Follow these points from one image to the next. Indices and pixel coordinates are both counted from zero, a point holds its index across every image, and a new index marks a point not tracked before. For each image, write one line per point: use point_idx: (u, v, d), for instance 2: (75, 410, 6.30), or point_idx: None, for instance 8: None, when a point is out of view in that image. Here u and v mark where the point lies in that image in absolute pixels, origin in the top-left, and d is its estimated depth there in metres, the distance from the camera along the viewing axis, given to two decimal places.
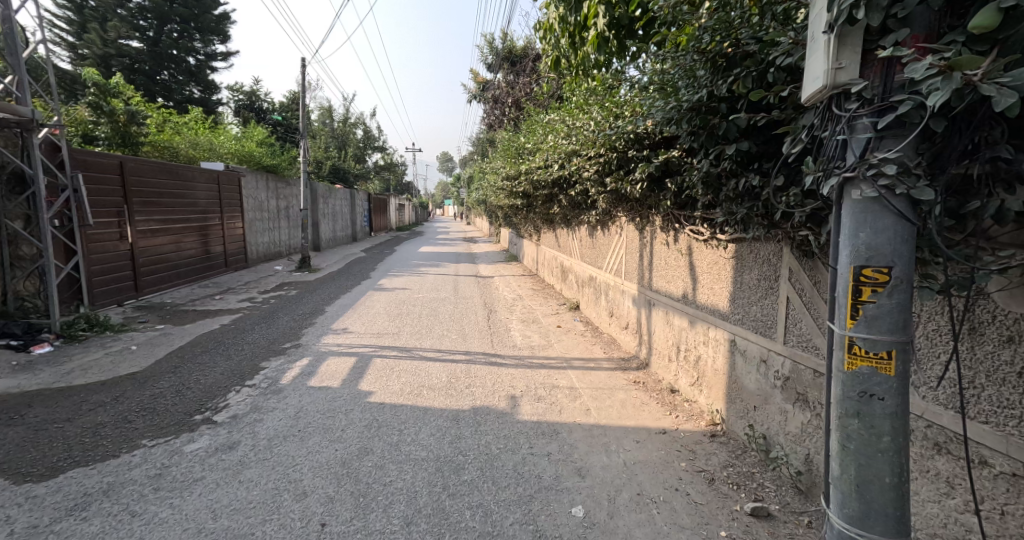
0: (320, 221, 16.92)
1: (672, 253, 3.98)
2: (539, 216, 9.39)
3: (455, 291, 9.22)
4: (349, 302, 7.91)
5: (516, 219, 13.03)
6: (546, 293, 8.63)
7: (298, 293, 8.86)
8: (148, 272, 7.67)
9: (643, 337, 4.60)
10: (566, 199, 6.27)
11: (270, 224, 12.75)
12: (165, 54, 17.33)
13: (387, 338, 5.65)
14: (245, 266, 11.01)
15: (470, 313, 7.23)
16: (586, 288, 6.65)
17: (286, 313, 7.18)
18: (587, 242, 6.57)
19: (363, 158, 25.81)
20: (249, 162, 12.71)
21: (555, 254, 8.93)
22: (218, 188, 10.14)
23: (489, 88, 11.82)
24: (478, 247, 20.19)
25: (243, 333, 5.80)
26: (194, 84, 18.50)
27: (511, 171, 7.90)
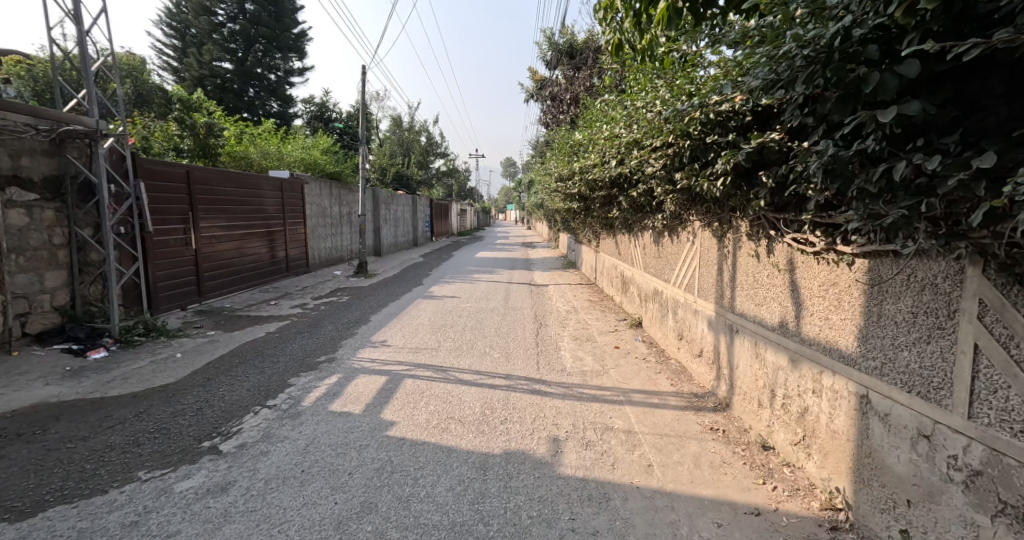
0: (382, 226, 17.02)
1: (762, 269, 3.15)
2: (598, 221, 8.60)
3: (507, 301, 8.61)
4: (395, 311, 7.55)
5: (574, 225, 12.26)
6: (605, 306, 7.81)
7: (347, 299, 8.70)
8: (213, 277, 7.60)
9: (721, 370, 3.76)
10: (627, 201, 5.46)
11: (331, 228, 12.87)
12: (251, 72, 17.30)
13: (424, 354, 5.14)
14: (305, 271, 11.12)
15: (520, 327, 6.58)
16: (650, 303, 5.81)
17: (330, 320, 6.92)
18: (652, 250, 5.73)
19: (426, 165, 26.04)
20: (317, 170, 12.66)
21: (614, 263, 8.11)
22: (284, 194, 10.17)
23: (547, 85, 11.19)
24: (536, 253, 19.55)
25: (281, 343, 5.52)
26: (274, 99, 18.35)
27: (567, 172, 7.16)
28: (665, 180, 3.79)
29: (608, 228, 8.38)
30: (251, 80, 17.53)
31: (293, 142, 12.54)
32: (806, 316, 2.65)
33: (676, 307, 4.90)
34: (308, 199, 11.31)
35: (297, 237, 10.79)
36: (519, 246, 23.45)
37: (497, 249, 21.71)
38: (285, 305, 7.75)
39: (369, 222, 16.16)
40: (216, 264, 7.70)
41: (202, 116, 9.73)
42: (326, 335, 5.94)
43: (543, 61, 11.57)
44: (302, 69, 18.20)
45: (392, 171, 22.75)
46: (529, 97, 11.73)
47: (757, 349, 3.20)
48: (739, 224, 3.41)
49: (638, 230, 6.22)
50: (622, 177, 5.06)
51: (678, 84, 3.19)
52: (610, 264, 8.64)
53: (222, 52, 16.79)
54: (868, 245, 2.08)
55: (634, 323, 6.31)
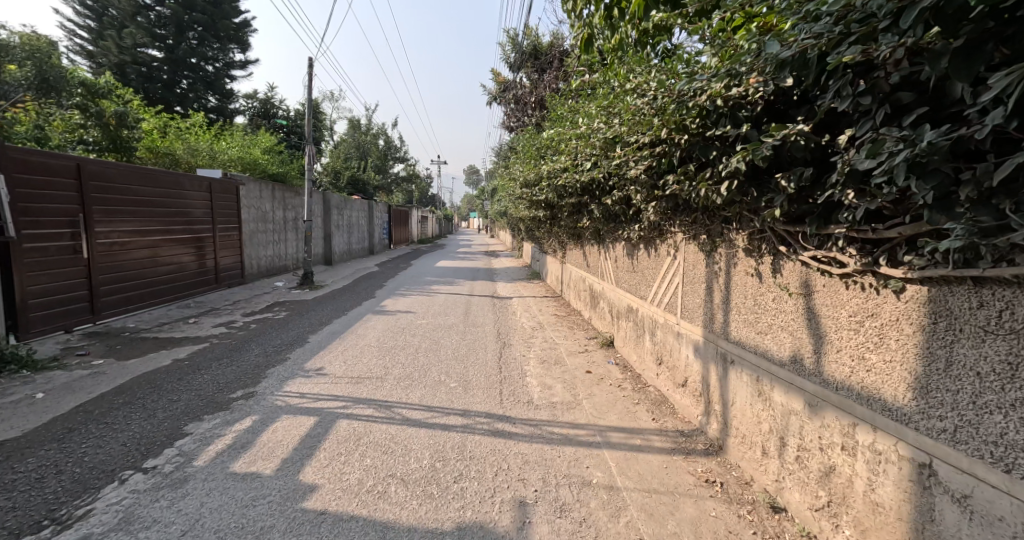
0: (334, 233, 15.96)
1: (763, 291, 2.59)
2: (565, 231, 8.06)
3: (466, 316, 7.92)
4: (339, 330, 6.71)
5: (539, 234, 11.73)
6: (573, 322, 7.26)
7: (286, 315, 7.75)
8: (114, 291, 6.57)
9: (711, 407, 3.23)
10: (600, 209, 4.92)
11: (274, 235, 11.78)
12: (184, 62, 15.90)
13: (365, 386, 4.38)
14: (241, 282, 10.02)
15: (480, 348, 5.91)
16: (625, 322, 5.27)
17: (261, 341, 6.01)
18: (628, 263, 5.19)
19: (383, 169, 25.00)
20: (256, 171, 11.54)
21: (583, 275, 7.60)
22: (214, 196, 9.06)
23: (510, 88, 10.65)
24: (498, 262, 18.94)
25: (193, 373, 4.62)
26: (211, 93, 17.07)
27: (533, 176, 6.57)
28: (648, 184, 3.23)
29: (577, 238, 7.85)
30: (184, 70, 16.20)
31: (228, 139, 11.41)
32: (826, 351, 2.09)
33: (655, 328, 4.36)
34: (244, 201, 10.27)
35: (230, 243, 9.69)
36: (481, 254, 22.76)
37: (458, 257, 20.96)
38: (208, 323, 6.74)
39: (320, 229, 15.08)
40: (118, 275, 6.63)
41: (111, 104, 8.67)
42: (249, 362, 5.05)
43: (507, 63, 11.03)
44: (244, 61, 16.91)
45: (347, 175, 21.62)
46: (491, 100, 11.16)
47: (757, 385, 2.64)
48: (735, 238, 2.87)
49: (611, 242, 5.70)
50: (593, 181, 4.50)
51: (670, 68, 2.63)
52: (577, 276, 8.11)
53: (148, 38, 15.31)
54: (935, 268, 1.54)
55: (605, 343, 5.77)
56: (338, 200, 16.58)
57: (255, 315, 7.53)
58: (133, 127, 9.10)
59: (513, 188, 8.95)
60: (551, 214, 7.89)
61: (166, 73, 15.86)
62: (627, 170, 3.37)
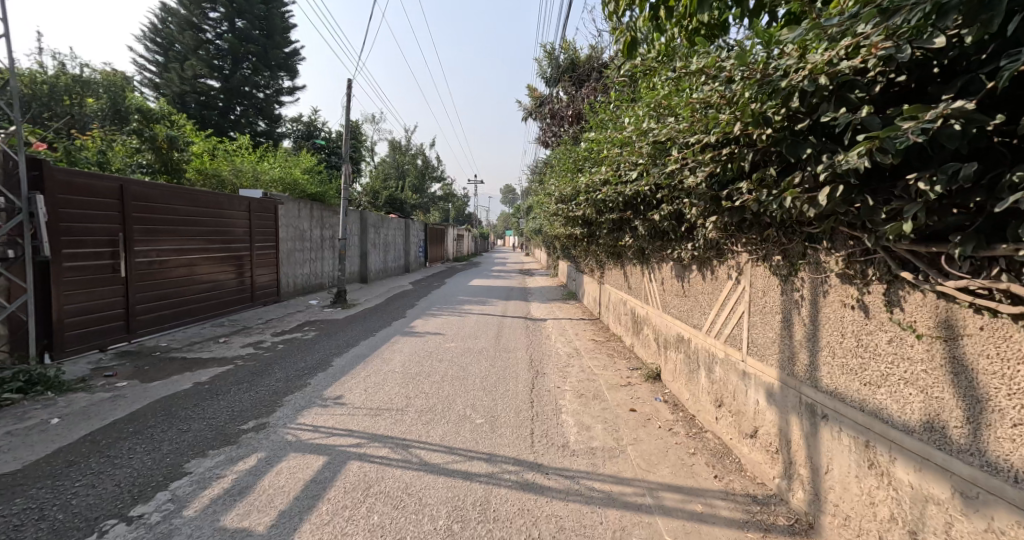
0: (370, 252, 16.00)
1: (872, 332, 2.06)
2: (605, 251, 7.55)
3: (499, 340, 7.47)
4: (366, 353, 6.41)
5: (576, 253, 11.21)
6: (613, 350, 6.67)
7: (315, 335, 7.56)
8: (151, 309, 6.54)
9: (796, 468, 2.65)
10: (645, 226, 4.40)
11: (311, 253, 11.82)
12: (239, 90, 16.58)
13: (385, 419, 3.99)
14: (276, 301, 10.00)
15: (512, 377, 5.44)
16: (675, 352, 4.69)
17: (284, 363, 5.78)
18: (678, 287, 4.64)
19: (421, 188, 25.23)
20: (297, 192, 11.62)
21: (624, 298, 7.04)
22: (252, 215, 9.11)
23: (546, 103, 10.35)
24: (534, 281, 18.47)
25: (209, 399, 4.38)
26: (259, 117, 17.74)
27: (568, 192, 6.12)
28: (710, 194, 2.73)
29: (618, 258, 7.31)
30: (240, 97, 16.85)
31: (273, 160, 11.58)
32: (991, 424, 1.55)
33: (712, 363, 3.78)
34: (282, 220, 10.33)
35: (267, 262, 9.72)
36: (516, 273, 22.38)
37: (493, 276, 20.65)
38: (237, 343, 6.61)
39: (356, 247, 15.14)
40: (155, 294, 6.62)
41: (164, 128, 8.83)
42: (268, 387, 4.77)
43: (543, 78, 10.75)
44: (290, 86, 17.49)
45: (385, 194, 21.87)
46: (527, 116, 10.87)
47: (867, 452, 2.08)
48: (828, 262, 2.34)
49: (658, 263, 5.16)
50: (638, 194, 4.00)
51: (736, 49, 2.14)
52: (618, 298, 7.55)
53: (206, 69, 16.11)
54: None
55: (651, 376, 5.17)
56: (374, 218, 16.67)
57: (284, 334, 7.38)
58: (183, 150, 9.25)
59: (548, 205, 8.53)
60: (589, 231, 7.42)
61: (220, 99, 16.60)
62: (681, 179, 2.87)
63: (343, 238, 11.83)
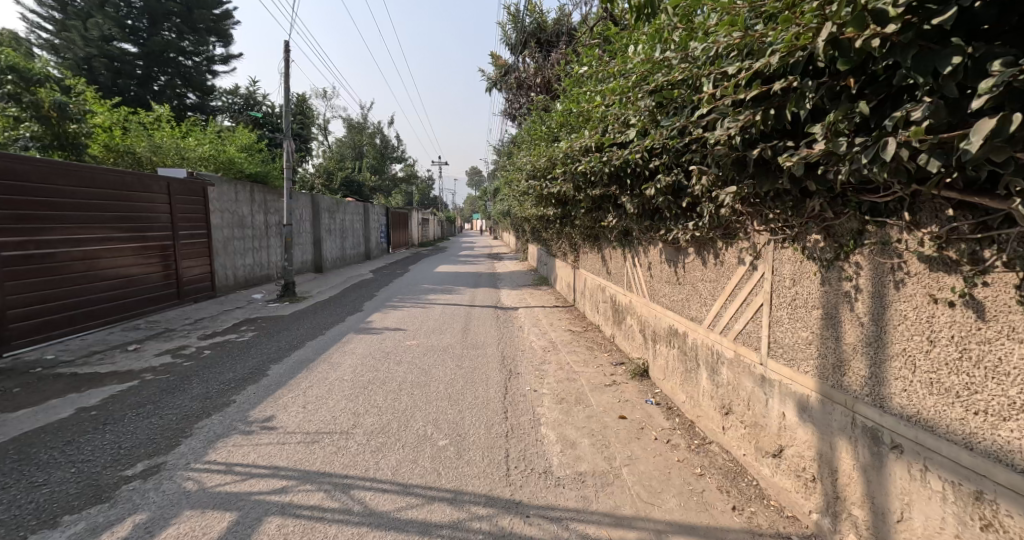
0: (324, 238, 14.84)
1: (995, 343, 1.43)
2: (581, 232, 6.87)
3: (465, 334, 6.73)
4: (310, 356, 5.56)
5: (548, 236, 10.50)
6: (592, 342, 6.05)
7: (253, 336, 6.60)
8: (30, 315, 5.60)
9: (844, 506, 2.02)
10: (632, 201, 3.76)
11: (253, 242, 10.66)
12: (160, 54, 15.24)
13: (321, 450, 3.22)
14: (211, 296, 8.91)
15: (480, 380, 4.74)
16: (667, 348, 4.07)
17: (207, 374, 4.86)
18: (671, 272, 3.99)
19: (381, 170, 23.89)
20: (230, 169, 10.42)
21: (603, 285, 6.41)
22: (173, 198, 7.97)
23: (512, 72, 9.50)
24: (503, 266, 17.72)
25: (97, 431, 3.50)
26: (191, 90, 16.15)
27: (538, 166, 5.39)
28: (729, 158, 2.14)
29: (596, 240, 6.64)
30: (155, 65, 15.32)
31: (197, 134, 10.36)
32: None
33: (714, 364, 3.16)
34: (212, 204, 9.13)
35: (196, 250, 8.61)
36: (484, 257, 21.56)
37: (460, 261, 19.76)
38: (151, 351, 5.60)
39: (308, 233, 13.96)
40: (35, 295, 5.65)
41: (51, 93, 7.57)
42: (178, 410, 3.91)
43: (508, 45, 9.86)
44: (226, 56, 15.89)
45: (340, 176, 20.51)
46: (492, 87, 9.98)
47: (977, 506, 1.49)
48: (905, 241, 1.69)
49: (646, 245, 4.52)
50: (625, 164, 3.38)
51: None
52: (596, 284, 6.91)
53: (118, 31, 14.48)
54: None
55: (638, 375, 4.57)
56: (329, 202, 15.46)
57: (213, 337, 6.39)
58: (80, 121, 8.02)
59: (517, 184, 7.77)
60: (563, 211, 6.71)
61: (143, 69, 15.02)
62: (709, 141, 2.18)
63: (288, 224, 10.69)
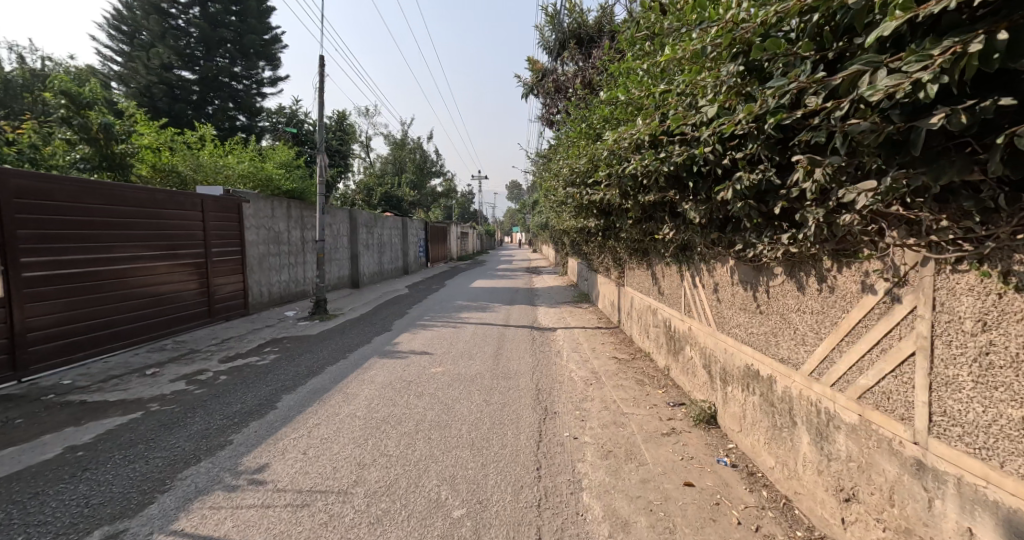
0: (360, 253, 14.66)
1: None
2: (627, 246, 6.08)
3: (498, 360, 6.05)
4: (329, 384, 5.03)
5: (589, 250, 9.73)
6: (641, 374, 5.23)
7: (275, 359, 6.18)
8: (51, 338, 5.36)
9: None
10: (697, 210, 2.98)
11: (289, 258, 10.51)
12: (216, 82, 15.71)
13: (308, 520, 2.59)
14: (243, 315, 8.70)
15: (512, 422, 4.03)
16: (744, 391, 3.25)
17: (215, 404, 4.38)
18: (748, 297, 3.20)
19: (420, 185, 23.85)
20: (270, 184, 10.25)
21: (655, 308, 5.59)
22: (207, 215, 7.79)
23: (549, 76, 8.88)
24: (541, 281, 16.99)
25: (66, 480, 3.02)
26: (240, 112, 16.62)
27: (577, 171, 4.65)
28: (878, 137, 1.41)
29: (645, 255, 5.84)
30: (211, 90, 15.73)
31: (236, 151, 10.28)
32: None
33: (824, 425, 2.35)
34: (247, 220, 8.96)
35: (230, 267, 8.43)
36: (522, 272, 20.93)
37: (497, 276, 19.20)
38: (167, 375, 5.23)
39: (344, 249, 13.80)
40: (58, 316, 5.43)
41: (98, 114, 7.45)
42: (171, 451, 3.38)
43: (546, 48, 9.24)
44: (270, 74, 16.14)
45: (379, 191, 20.52)
46: (529, 93, 9.37)
47: None
48: None
49: (712, 262, 3.71)
50: (696, 160, 2.62)
51: None
52: (645, 305, 6.09)
53: (176, 57, 15.09)
54: None
55: (704, 421, 3.74)
56: (366, 217, 15.30)
57: (234, 360, 6.01)
58: (127, 141, 7.90)
59: (555, 193, 7.07)
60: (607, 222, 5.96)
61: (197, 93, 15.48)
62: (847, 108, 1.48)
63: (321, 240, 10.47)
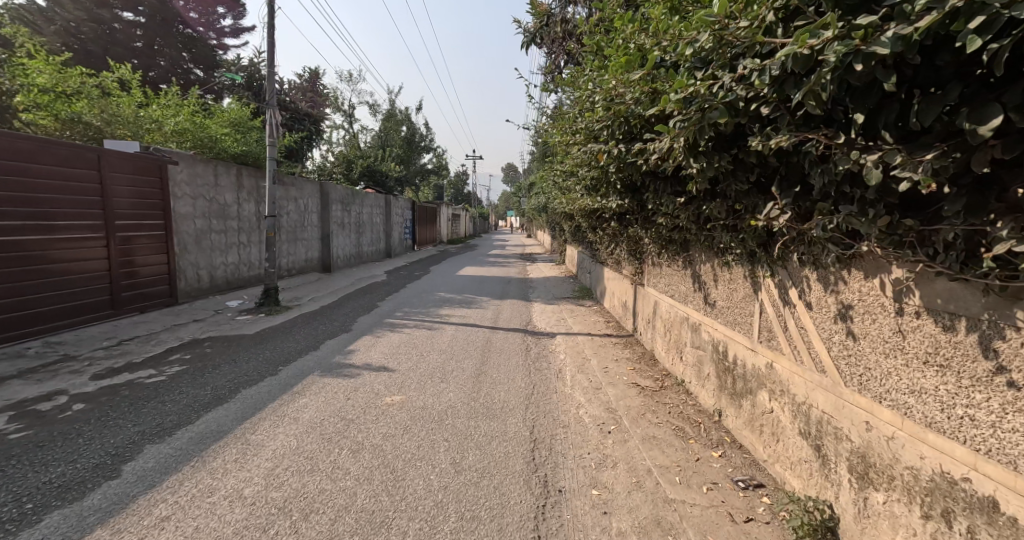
0: (333, 233, 13.02)
1: None
2: (662, 234, 4.47)
3: (478, 385, 4.52)
4: (228, 424, 3.35)
5: (597, 237, 8.14)
6: (680, 419, 3.72)
7: (178, 373, 4.55)
8: None
9: None
10: (910, 163, 1.32)
11: (240, 237, 8.85)
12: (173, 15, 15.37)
13: None
14: (168, 305, 7.10)
15: (494, 521, 2.47)
16: (931, 519, 1.73)
17: (14, 471, 2.70)
18: (958, 345, 1.64)
19: (408, 160, 22.01)
20: (209, 142, 8.52)
21: (701, 322, 4.06)
22: (107, 176, 6.09)
23: (556, 19, 7.12)
24: (535, 270, 15.43)
25: None
26: (197, 64, 16.46)
27: (603, 117, 3.03)
28: None
29: (688, 248, 4.24)
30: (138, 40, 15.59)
31: (173, 101, 8.53)
32: None
33: None
34: (174, 186, 7.27)
35: (150, 244, 6.76)
36: (515, 259, 19.28)
37: (488, 262, 17.59)
38: None
39: (313, 228, 12.13)
40: None
41: None
42: None
43: None
44: (233, 25, 14.24)
45: (360, 164, 18.71)
46: (531, 40, 7.60)
47: None
48: None
49: (847, 270, 2.17)
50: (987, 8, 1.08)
51: None
52: (683, 316, 4.53)
53: None
54: None
55: (812, 537, 2.22)
56: (342, 192, 13.57)
57: (111, 376, 4.30)
58: None
59: (562, 162, 5.47)
60: (637, 200, 4.35)
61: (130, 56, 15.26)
62: None
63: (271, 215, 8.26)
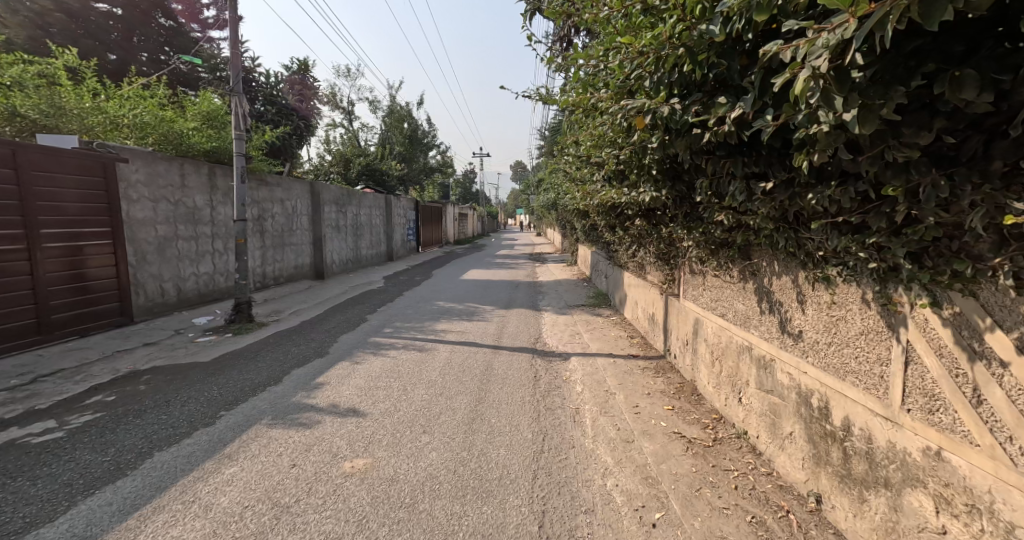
0: (326, 237, 12.09)
1: None
2: (712, 235, 3.33)
3: (470, 440, 3.44)
4: (98, 526, 2.41)
5: (617, 237, 6.99)
6: (756, 500, 2.62)
7: (87, 426, 3.54)
8: None
9: None
10: None
11: (215, 243, 7.91)
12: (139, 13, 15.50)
13: None
14: (117, 325, 6.19)
15: None
16: None
17: None
18: None
19: (411, 158, 21.04)
20: (175, 138, 7.54)
21: (772, 356, 2.96)
22: (29, 177, 5.21)
23: None
24: (545, 272, 14.36)
25: None
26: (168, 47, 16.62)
27: (651, 45, 1.92)
28: None
29: (758, 253, 3.09)
30: (117, 38, 15.07)
31: (136, 93, 7.55)
32: None
33: None
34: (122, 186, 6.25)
35: (93, 254, 5.87)
36: (524, 259, 18.23)
37: (496, 264, 16.56)
38: None
39: (302, 231, 11.20)
40: None
41: None
42: None
43: None
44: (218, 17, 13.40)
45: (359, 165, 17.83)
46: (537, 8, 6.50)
47: None
48: None
49: None
50: None
51: None
52: (742, 344, 3.38)
53: None
54: None
55: None
56: (336, 193, 12.61)
57: None
58: None
59: (577, 145, 4.36)
60: (681, 186, 3.22)
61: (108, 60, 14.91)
62: None
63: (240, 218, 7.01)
